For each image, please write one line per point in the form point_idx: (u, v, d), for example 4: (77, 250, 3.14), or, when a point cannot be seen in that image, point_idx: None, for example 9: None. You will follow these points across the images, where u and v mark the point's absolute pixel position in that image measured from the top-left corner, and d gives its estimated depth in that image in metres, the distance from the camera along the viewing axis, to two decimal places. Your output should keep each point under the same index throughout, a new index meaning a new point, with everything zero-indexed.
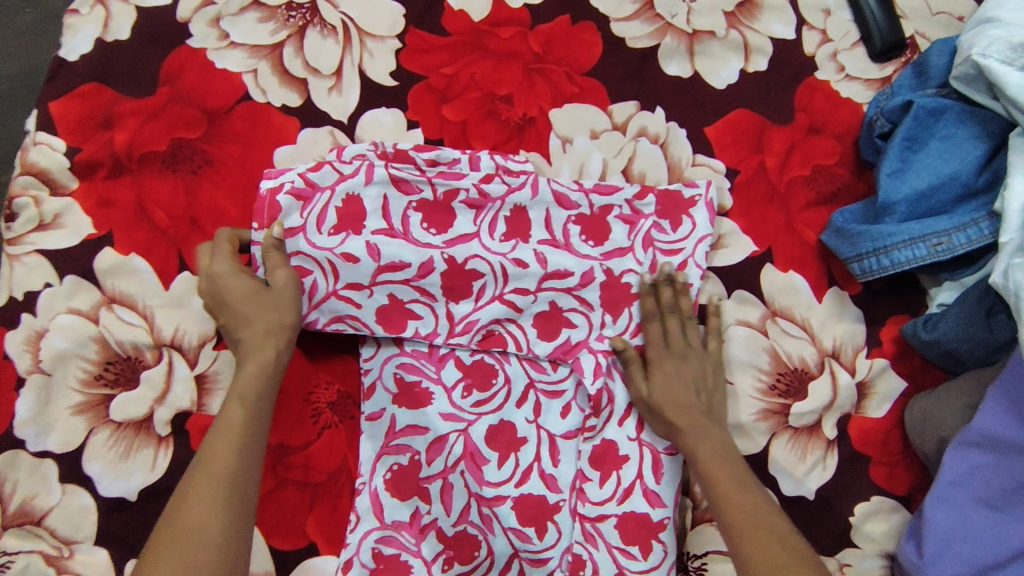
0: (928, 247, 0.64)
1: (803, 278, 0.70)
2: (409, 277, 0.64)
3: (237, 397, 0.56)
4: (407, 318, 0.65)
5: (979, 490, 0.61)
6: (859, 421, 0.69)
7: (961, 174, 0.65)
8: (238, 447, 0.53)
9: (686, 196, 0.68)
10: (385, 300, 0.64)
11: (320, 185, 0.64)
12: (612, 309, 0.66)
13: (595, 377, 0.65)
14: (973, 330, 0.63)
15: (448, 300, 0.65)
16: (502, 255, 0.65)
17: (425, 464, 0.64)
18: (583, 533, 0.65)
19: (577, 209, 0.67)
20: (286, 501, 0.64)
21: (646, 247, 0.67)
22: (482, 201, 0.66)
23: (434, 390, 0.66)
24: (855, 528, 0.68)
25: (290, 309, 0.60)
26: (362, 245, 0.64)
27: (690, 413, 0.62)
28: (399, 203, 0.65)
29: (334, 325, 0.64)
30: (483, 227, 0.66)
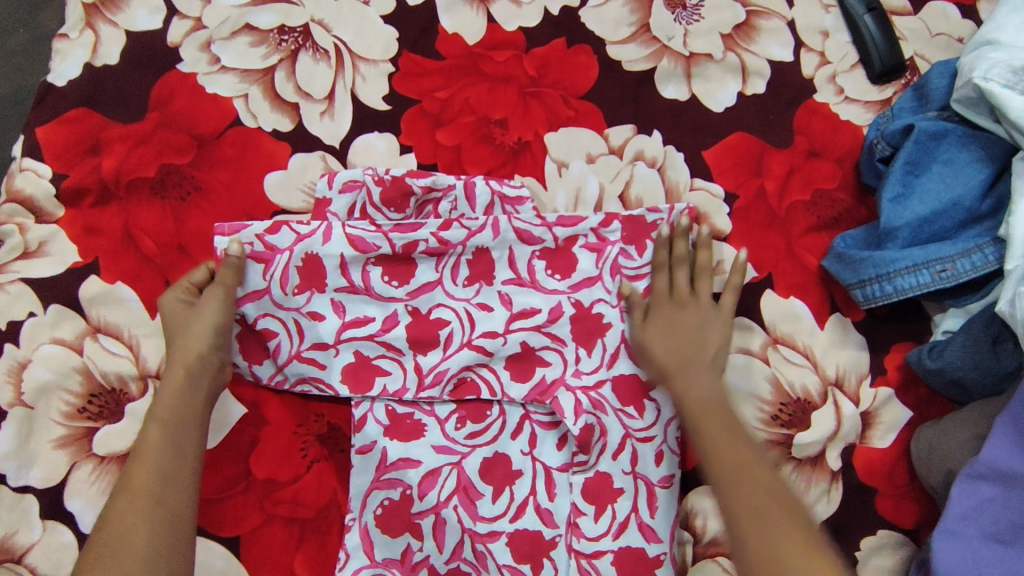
0: (932, 273, 0.62)
1: (804, 304, 0.69)
2: (374, 331, 0.64)
3: (155, 421, 0.57)
4: (374, 374, 0.64)
5: (990, 525, 0.58)
6: (865, 452, 0.67)
7: (964, 199, 0.64)
8: (158, 466, 0.55)
9: (649, 221, 0.67)
10: (351, 358, 0.64)
11: (280, 248, 0.63)
12: (585, 343, 0.66)
13: (576, 416, 0.63)
14: (980, 358, 0.61)
15: (415, 353, 0.65)
16: (466, 300, 0.66)
17: (417, 499, 0.63)
18: (579, 569, 0.63)
19: (541, 243, 0.66)
20: (273, 539, 0.62)
21: (614, 274, 0.67)
22: (445, 248, 0.65)
23: (427, 422, 0.64)
24: (861, 563, 0.66)
25: (217, 307, 0.61)
26: (326, 303, 0.64)
27: (683, 356, 0.63)
28: (358, 261, 0.64)
29: (299, 387, 0.64)
30: (446, 273, 0.65)
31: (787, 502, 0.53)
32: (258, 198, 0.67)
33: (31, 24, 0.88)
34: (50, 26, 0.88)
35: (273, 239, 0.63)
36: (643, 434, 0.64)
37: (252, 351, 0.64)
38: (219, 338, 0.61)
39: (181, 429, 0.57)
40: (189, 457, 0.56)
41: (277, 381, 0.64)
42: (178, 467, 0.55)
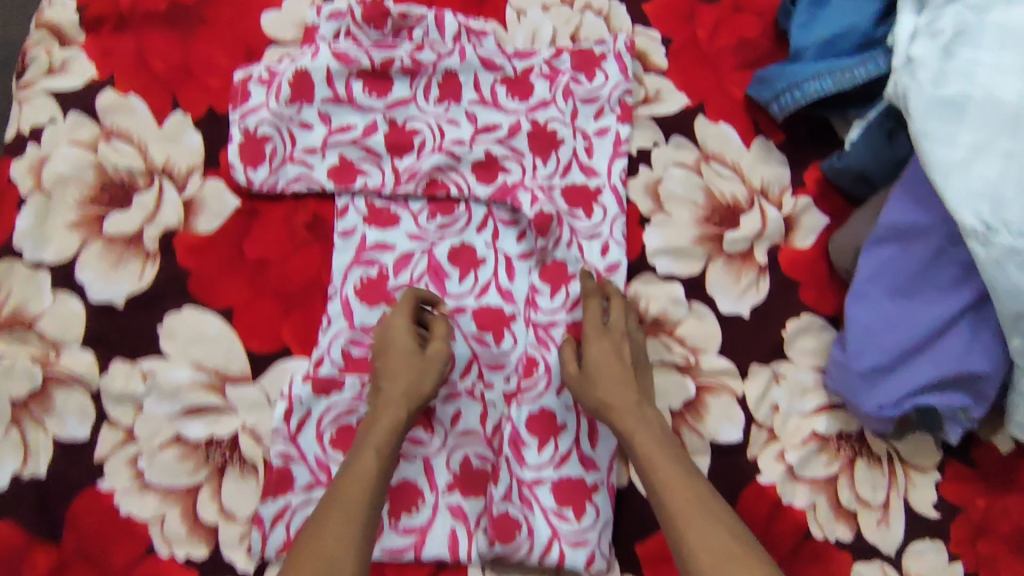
0: (834, 79, 0.72)
1: (732, 127, 0.79)
2: (356, 137, 0.73)
3: (372, 447, 0.61)
4: (357, 174, 0.73)
5: (891, 281, 0.67)
6: (789, 251, 0.76)
7: (860, 24, 0.74)
8: (369, 483, 0.58)
9: (597, 53, 0.78)
10: (336, 160, 0.72)
11: (278, 70, 0.73)
12: (541, 153, 0.75)
13: (532, 205, 0.73)
14: (878, 150, 0.71)
15: (393, 157, 0.73)
16: (437, 115, 0.75)
17: (392, 276, 0.71)
18: (536, 338, 0.72)
19: (502, 72, 0.77)
20: (264, 310, 0.70)
21: (566, 98, 0.77)
22: (417, 68, 0.75)
23: (401, 214, 0.73)
24: (788, 343, 0.74)
25: (443, 356, 0.66)
26: (314, 114, 0.73)
27: (627, 396, 0.65)
28: (343, 74, 0.73)
29: (292, 186, 0.72)
30: (419, 92, 0.75)
31: (743, 535, 0.55)
32: (255, 31, 0.77)
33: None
34: None
35: (275, 67, 0.74)
36: (589, 233, 0.74)
37: (250, 157, 0.72)
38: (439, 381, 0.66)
39: (389, 453, 0.61)
40: (388, 471, 0.60)
41: (272, 185, 0.72)
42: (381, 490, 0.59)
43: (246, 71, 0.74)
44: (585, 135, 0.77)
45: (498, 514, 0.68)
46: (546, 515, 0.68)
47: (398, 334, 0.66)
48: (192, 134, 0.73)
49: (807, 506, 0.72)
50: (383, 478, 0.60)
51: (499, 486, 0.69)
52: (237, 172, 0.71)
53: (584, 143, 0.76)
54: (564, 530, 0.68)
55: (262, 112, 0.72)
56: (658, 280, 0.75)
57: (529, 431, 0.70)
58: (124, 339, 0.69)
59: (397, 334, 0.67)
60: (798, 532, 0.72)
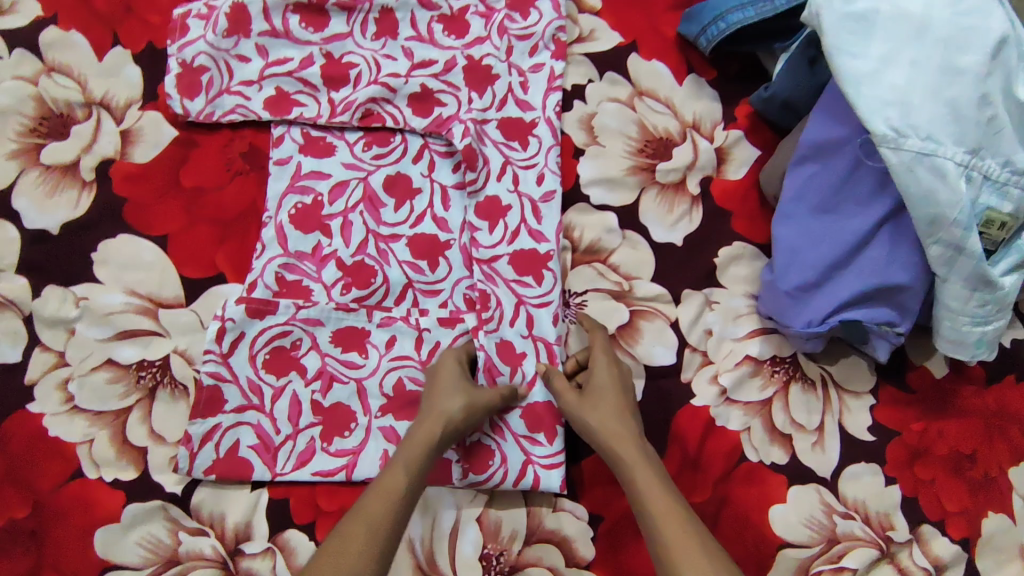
0: (756, 9, 0.74)
1: (664, 65, 0.81)
2: (292, 69, 0.74)
3: (402, 470, 0.58)
4: (293, 105, 0.74)
5: (814, 200, 0.69)
6: (721, 183, 0.78)
7: None
8: (398, 498, 0.56)
9: None
10: (273, 92, 0.73)
11: (217, 5, 0.74)
12: (476, 88, 0.77)
13: (463, 137, 0.74)
14: (799, 76, 0.74)
15: (329, 90, 0.74)
16: (373, 50, 0.76)
17: (327, 204, 0.72)
18: (483, 274, 0.71)
19: (439, 10, 0.78)
20: (198, 237, 0.70)
21: (502, 35, 0.78)
22: (354, 4, 0.76)
23: (337, 144, 0.74)
24: (720, 270, 0.75)
25: (493, 395, 0.65)
26: (252, 48, 0.74)
27: (627, 424, 0.63)
28: (280, 8, 0.75)
29: (228, 117, 0.73)
30: (356, 28, 0.76)
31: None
32: None
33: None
34: None
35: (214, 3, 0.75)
36: (524, 163, 0.75)
37: (187, 88, 0.73)
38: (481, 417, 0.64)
39: (419, 469, 0.59)
40: (416, 488, 0.58)
41: (208, 116, 0.73)
42: (407, 505, 0.57)
43: (185, 7, 0.75)
44: (520, 71, 0.78)
45: (472, 444, 0.67)
46: (518, 441, 0.67)
47: (449, 368, 0.65)
48: (132, 69, 0.75)
49: (741, 428, 0.71)
50: (407, 510, 0.57)
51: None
52: (174, 101, 0.72)
53: (519, 79, 0.78)
54: (536, 454, 0.67)
55: (200, 44, 0.73)
56: (593, 211, 0.76)
57: (500, 359, 0.69)
58: (59, 266, 0.69)
59: (447, 369, 0.65)
60: (731, 454, 0.71)
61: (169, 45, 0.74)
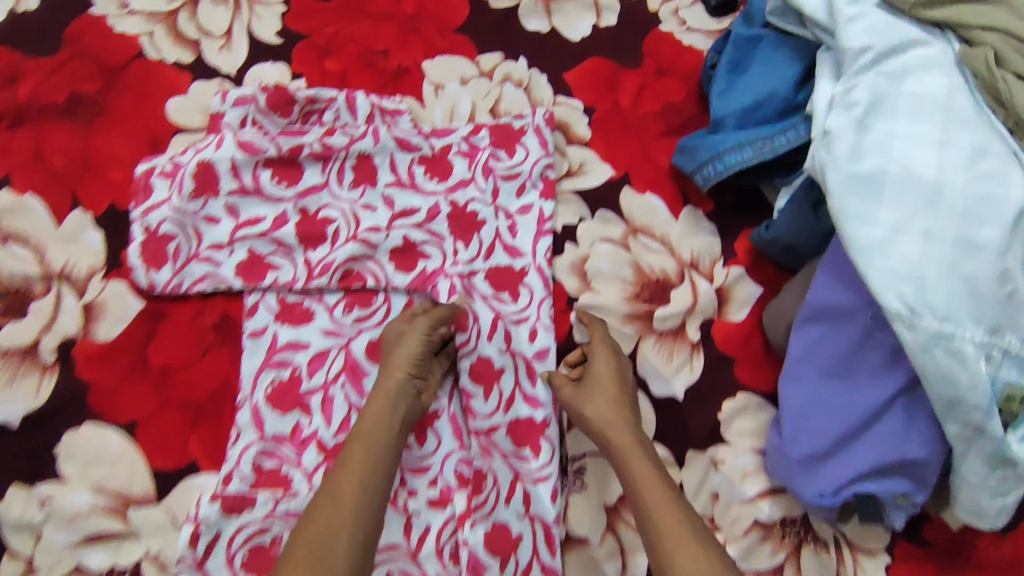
0: (755, 150, 0.70)
1: (658, 198, 0.76)
2: (264, 230, 0.70)
3: (360, 444, 0.59)
4: (268, 269, 0.69)
5: (823, 363, 0.65)
6: (722, 325, 0.74)
7: (780, 91, 0.72)
8: (368, 463, 0.58)
9: (516, 127, 0.76)
10: (244, 255, 0.69)
11: (183, 162, 0.70)
12: (463, 235, 0.72)
13: (451, 296, 0.70)
14: (804, 221, 0.69)
15: (305, 249, 0.70)
16: (352, 202, 0.72)
17: (306, 378, 0.67)
18: (481, 447, 0.67)
19: (420, 151, 0.74)
20: (168, 422, 0.66)
21: (486, 176, 0.74)
22: (329, 152, 0.72)
23: (315, 309, 0.69)
24: (725, 425, 0.72)
25: (418, 346, 0.65)
26: (221, 208, 0.70)
27: (624, 413, 0.65)
28: (250, 164, 0.70)
29: (197, 286, 0.68)
30: (332, 176, 0.72)
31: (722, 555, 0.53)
32: (160, 120, 0.73)
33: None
34: None
35: (181, 159, 0.71)
36: (516, 318, 0.71)
37: (150, 257, 0.68)
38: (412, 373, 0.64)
39: (387, 447, 0.59)
40: (385, 464, 0.58)
41: (176, 286, 0.68)
42: (378, 477, 0.57)
43: (150, 163, 0.70)
44: (507, 214, 0.74)
45: None
46: None
47: (401, 344, 0.65)
48: (93, 234, 0.70)
49: None
50: (375, 482, 0.57)
51: None
52: (138, 274, 0.68)
53: (506, 222, 0.73)
54: None
55: (165, 208, 0.69)
56: None
57: (489, 551, 0.64)
58: (23, 463, 0.65)
59: (400, 347, 0.65)
60: None
61: (132, 208, 0.70)
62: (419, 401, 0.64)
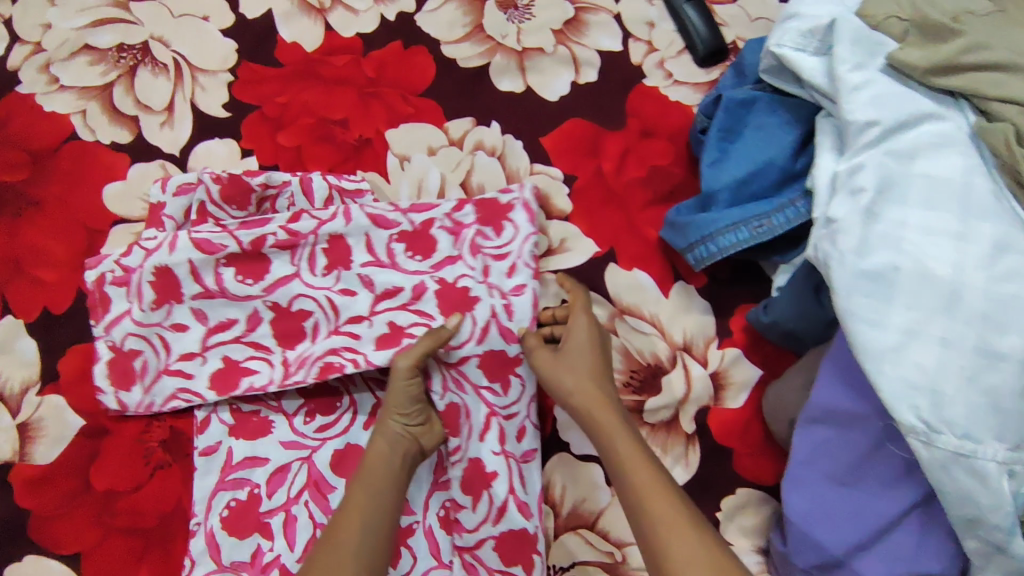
0: (750, 230, 0.64)
1: (647, 275, 0.71)
2: (239, 334, 0.63)
3: (360, 486, 0.55)
4: (242, 375, 0.62)
5: (829, 468, 0.60)
6: (718, 413, 0.69)
7: (777, 159, 0.66)
8: (372, 505, 0.54)
9: (504, 202, 0.66)
10: (219, 364, 0.63)
11: (133, 266, 0.62)
12: (453, 316, 0.63)
13: (443, 391, 0.63)
14: (805, 307, 0.63)
15: (284, 349, 0.63)
16: (327, 288, 0.63)
17: (265, 497, 0.61)
18: (463, 565, 0.62)
19: (398, 227, 0.65)
20: (116, 552, 0.61)
21: (475, 253, 0.65)
22: (294, 238, 0.63)
23: (274, 419, 0.63)
24: (724, 523, 0.67)
25: (408, 385, 0.60)
26: (187, 313, 0.63)
27: (603, 388, 0.60)
28: (209, 264, 0.63)
29: (170, 405, 0.62)
30: (303, 266, 0.64)
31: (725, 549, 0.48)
32: (95, 209, 0.67)
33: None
34: None
35: (129, 261, 0.63)
36: (507, 412, 0.63)
37: (116, 378, 0.62)
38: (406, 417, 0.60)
39: (384, 488, 0.56)
40: (388, 506, 0.55)
41: (149, 406, 0.62)
42: (380, 518, 0.54)
43: (97, 270, 0.63)
44: (502, 293, 0.64)
45: None
46: None
47: (399, 385, 0.59)
48: (25, 342, 0.64)
49: None
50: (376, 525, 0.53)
51: None
52: (106, 397, 0.62)
53: (502, 303, 0.63)
54: None
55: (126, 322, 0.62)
56: (576, 462, 0.66)
57: None
58: None
59: (399, 387, 0.59)
60: None
61: (93, 324, 0.63)
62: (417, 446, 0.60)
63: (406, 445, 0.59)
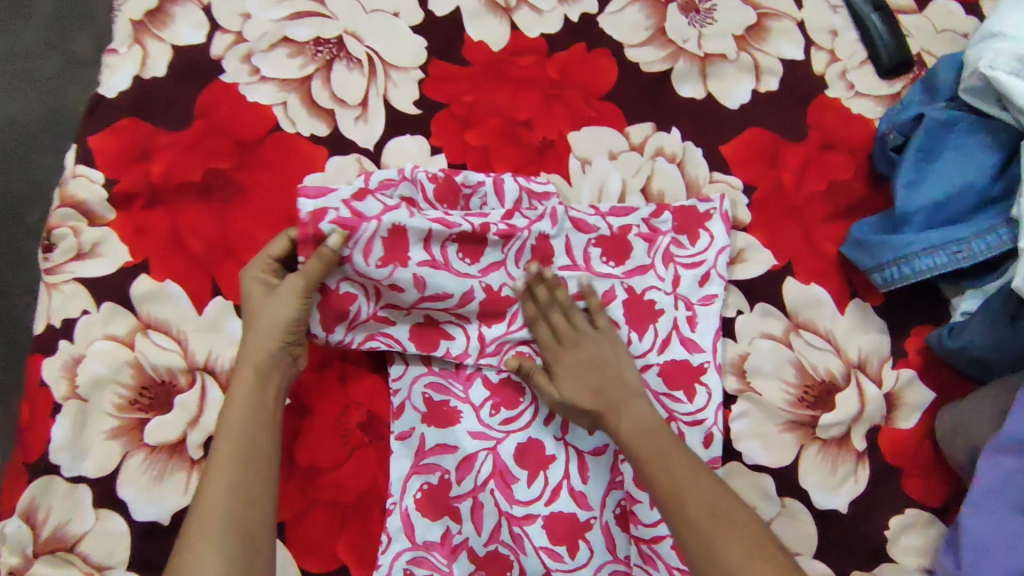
0: (948, 255, 0.64)
1: (825, 290, 0.71)
2: (450, 306, 0.65)
3: (230, 431, 0.57)
4: (440, 336, 0.66)
5: (1017, 498, 0.60)
6: (890, 433, 0.69)
7: (977, 183, 0.65)
8: (246, 444, 0.57)
9: (700, 211, 0.70)
10: (421, 319, 0.66)
11: (368, 217, 0.62)
12: (638, 326, 0.68)
13: None
14: (999, 336, 0.63)
15: (481, 323, 0.66)
16: (531, 281, 0.66)
17: (455, 483, 0.65)
18: (641, 555, 0.65)
19: (596, 232, 0.69)
20: (318, 523, 0.65)
21: (667, 263, 0.69)
22: (512, 232, 0.66)
23: (462, 409, 0.66)
24: (892, 542, 0.67)
25: (291, 304, 0.61)
26: (408, 277, 0.63)
27: (605, 399, 0.62)
28: (440, 236, 0.64)
29: (368, 343, 0.65)
30: (510, 256, 0.66)
31: (736, 524, 0.53)
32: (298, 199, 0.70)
33: (63, 49, 0.97)
34: (81, 50, 0.97)
35: (359, 207, 0.62)
36: (691, 418, 0.67)
37: (327, 317, 0.64)
38: (286, 338, 0.61)
39: (254, 443, 0.57)
40: (252, 461, 0.56)
41: (347, 342, 0.65)
42: (250, 483, 0.55)
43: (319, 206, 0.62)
44: (688, 303, 0.69)
45: None
46: None
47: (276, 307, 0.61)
48: (234, 323, 0.68)
49: None
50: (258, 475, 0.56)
51: None
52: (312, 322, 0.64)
53: (686, 313, 0.69)
54: None
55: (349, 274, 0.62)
56: (747, 471, 0.67)
57: None
58: None
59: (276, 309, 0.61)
60: None
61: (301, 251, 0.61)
62: (292, 368, 0.63)
63: (278, 373, 0.61)
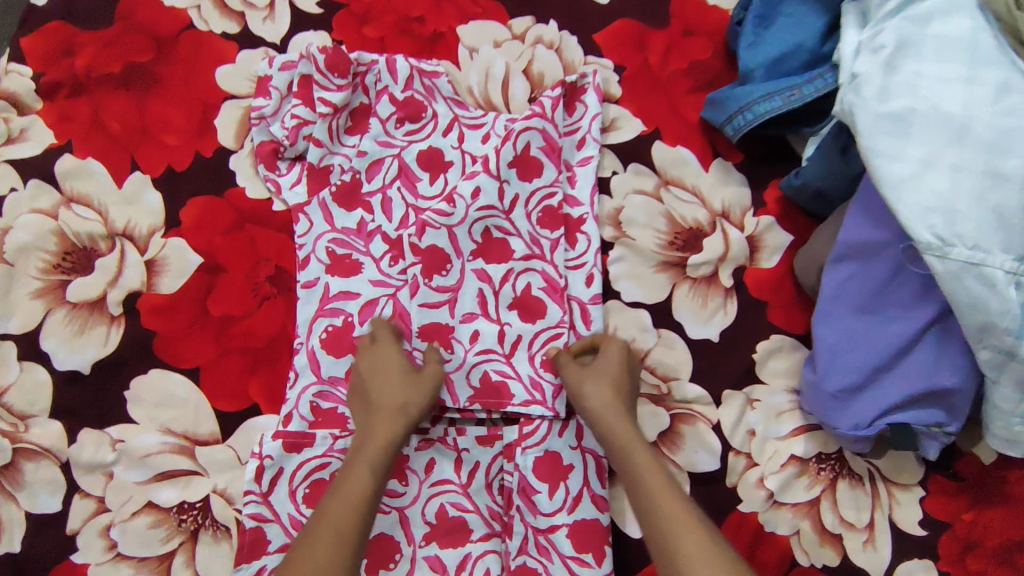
0: (782, 99, 0.73)
1: (689, 151, 0.79)
2: (358, 158, 0.74)
3: (361, 462, 0.60)
4: (360, 201, 0.74)
5: (856, 300, 0.67)
6: (754, 271, 0.76)
7: (806, 43, 0.75)
8: (367, 456, 0.60)
9: (577, 86, 0.79)
10: (347, 179, 0.74)
11: (278, 91, 0.76)
12: (550, 223, 0.73)
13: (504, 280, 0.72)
14: (831, 166, 0.72)
15: (365, 175, 0.74)
16: (418, 141, 0.75)
17: (357, 324, 0.70)
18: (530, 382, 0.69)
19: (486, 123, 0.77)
20: (231, 367, 0.70)
21: None
22: (409, 98, 0.76)
23: (363, 261, 0.72)
24: (760, 365, 0.74)
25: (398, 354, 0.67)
26: (322, 130, 0.74)
27: (617, 413, 0.64)
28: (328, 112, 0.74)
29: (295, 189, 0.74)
30: (401, 122, 0.76)
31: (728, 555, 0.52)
32: (211, 86, 0.77)
33: None
34: None
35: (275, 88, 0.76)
36: (576, 262, 0.74)
37: (295, 177, 0.75)
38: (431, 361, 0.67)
39: (383, 468, 0.60)
40: (381, 483, 0.59)
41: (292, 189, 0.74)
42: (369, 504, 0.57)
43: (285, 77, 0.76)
44: (569, 166, 0.77)
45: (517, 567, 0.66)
46: (565, 561, 0.66)
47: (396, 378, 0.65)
48: (152, 195, 0.74)
49: (790, 532, 0.71)
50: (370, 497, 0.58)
51: (513, 539, 0.67)
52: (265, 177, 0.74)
53: (567, 175, 0.76)
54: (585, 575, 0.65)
55: (263, 128, 0.75)
56: (625, 308, 0.75)
57: (538, 477, 0.67)
58: (92, 408, 0.68)
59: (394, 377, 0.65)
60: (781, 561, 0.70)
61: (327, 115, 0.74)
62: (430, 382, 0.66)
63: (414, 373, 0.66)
